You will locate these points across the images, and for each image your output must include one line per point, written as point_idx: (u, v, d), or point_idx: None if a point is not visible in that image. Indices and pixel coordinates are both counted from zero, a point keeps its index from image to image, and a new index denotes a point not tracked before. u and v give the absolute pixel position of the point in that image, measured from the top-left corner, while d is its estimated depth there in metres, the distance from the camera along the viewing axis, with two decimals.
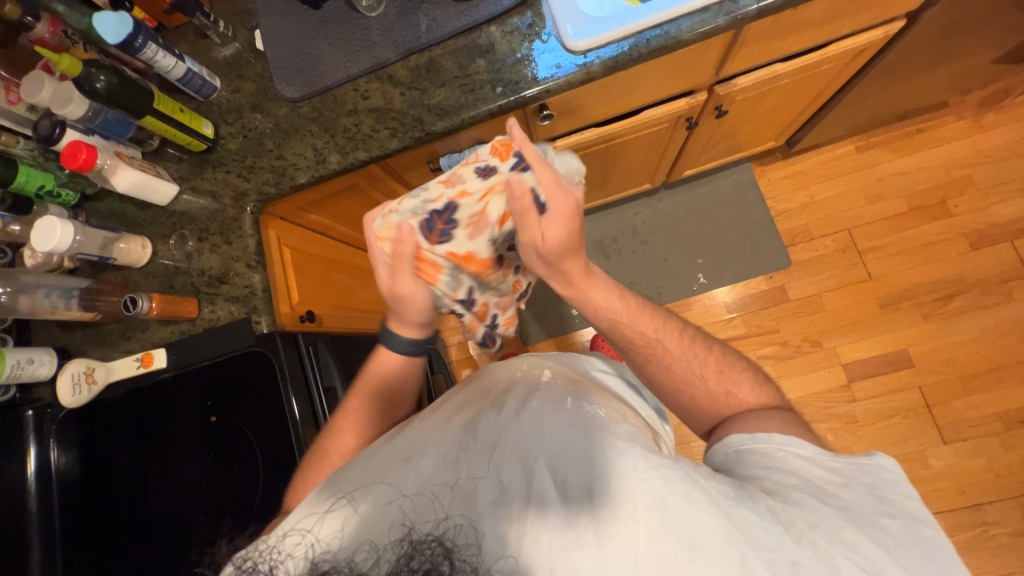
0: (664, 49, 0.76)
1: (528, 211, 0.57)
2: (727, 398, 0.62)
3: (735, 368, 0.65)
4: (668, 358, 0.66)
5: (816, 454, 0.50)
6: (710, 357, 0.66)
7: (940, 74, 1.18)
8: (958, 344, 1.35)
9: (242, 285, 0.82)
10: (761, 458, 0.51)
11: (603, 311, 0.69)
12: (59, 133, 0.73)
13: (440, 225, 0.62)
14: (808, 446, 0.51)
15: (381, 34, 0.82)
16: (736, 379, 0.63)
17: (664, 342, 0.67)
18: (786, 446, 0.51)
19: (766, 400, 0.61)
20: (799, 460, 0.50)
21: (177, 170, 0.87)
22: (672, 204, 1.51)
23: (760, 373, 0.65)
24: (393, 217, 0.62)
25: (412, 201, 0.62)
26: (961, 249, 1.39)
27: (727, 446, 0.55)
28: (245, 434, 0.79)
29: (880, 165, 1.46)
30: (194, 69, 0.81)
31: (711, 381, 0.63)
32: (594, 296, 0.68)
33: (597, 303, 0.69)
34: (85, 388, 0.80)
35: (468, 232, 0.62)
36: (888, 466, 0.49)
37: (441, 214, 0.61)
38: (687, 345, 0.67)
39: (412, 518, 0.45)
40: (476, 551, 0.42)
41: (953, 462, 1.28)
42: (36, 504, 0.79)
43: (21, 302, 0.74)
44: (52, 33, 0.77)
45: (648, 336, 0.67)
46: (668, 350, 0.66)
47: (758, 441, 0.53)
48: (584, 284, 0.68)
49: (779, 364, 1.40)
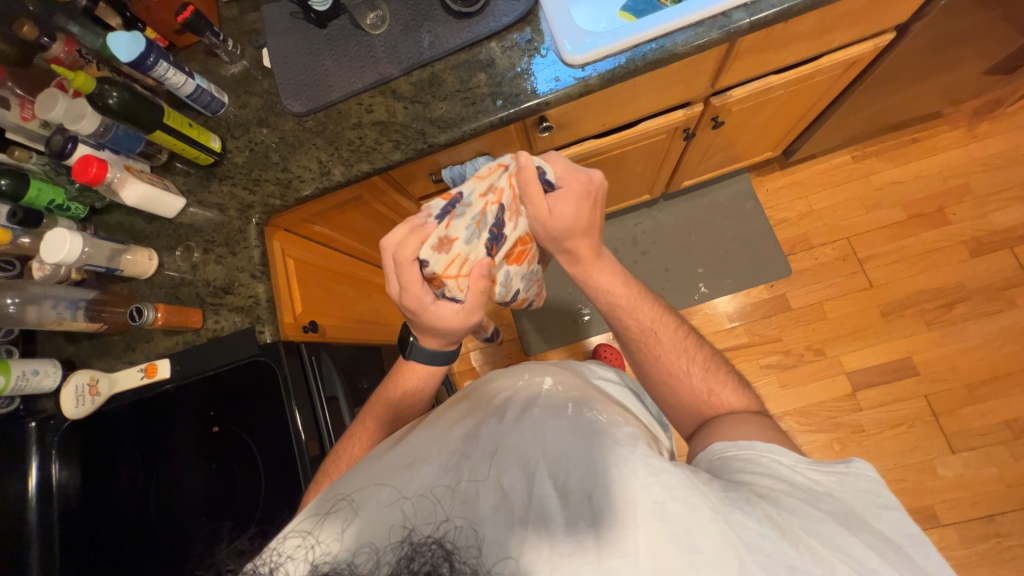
0: (659, 62, 0.78)
1: (531, 183, 0.62)
2: (710, 397, 0.64)
3: (721, 371, 0.66)
4: (658, 347, 0.68)
5: (798, 462, 0.51)
6: (698, 355, 0.68)
7: (933, 85, 1.20)
8: (963, 352, 1.34)
9: (246, 296, 0.83)
10: (745, 464, 0.52)
11: (603, 293, 0.73)
12: (71, 148, 0.75)
13: (497, 234, 0.67)
14: (789, 453, 0.52)
15: (385, 50, 0.84)
16: (721, 381, 0.65)
17: (657, 333, 0.70)
18: (768, 452, 0.52)
19: (747, 405, 0.62)
20: (782, 466, 0.51)
21: (185, 183, 0.89)
22: (672, 214, 1.53)
23: (742, 380, 0.66)
24: (456, 247, 0.63)
25: (467, 226, 0.64)
26: (961, 256, 1.40)
27: (710, 455, 0.56)
28: (246, 440, 0.82)
29: (877, 175, 1.48)
30: (203, 85, 0.84)
31: (696, 378, 0.65)
32: (599, 278, 0.72)
33: (600, 283, 0.72)
34: (88, 399, 0.79)
35: (517, 224, 0.68)
36: (866, 471, 0.50)
37: (497, 226, 0.66)
38: (680, 339, 0.69)
39: (413, 520, 0.45)
40: (476, 553, 0.42)
41: (962, 471, 1.26)
42: (34, 525, 0.78)
43: (29, 313, 0.75)
44: (66, 53, 0.79)
45: (642, 325, 0.70)
46: (660, 340, 0.69)
47: (741, 448, 0.54)
48: (591, 265, 0.72)
49: (783, 373, 1.39)
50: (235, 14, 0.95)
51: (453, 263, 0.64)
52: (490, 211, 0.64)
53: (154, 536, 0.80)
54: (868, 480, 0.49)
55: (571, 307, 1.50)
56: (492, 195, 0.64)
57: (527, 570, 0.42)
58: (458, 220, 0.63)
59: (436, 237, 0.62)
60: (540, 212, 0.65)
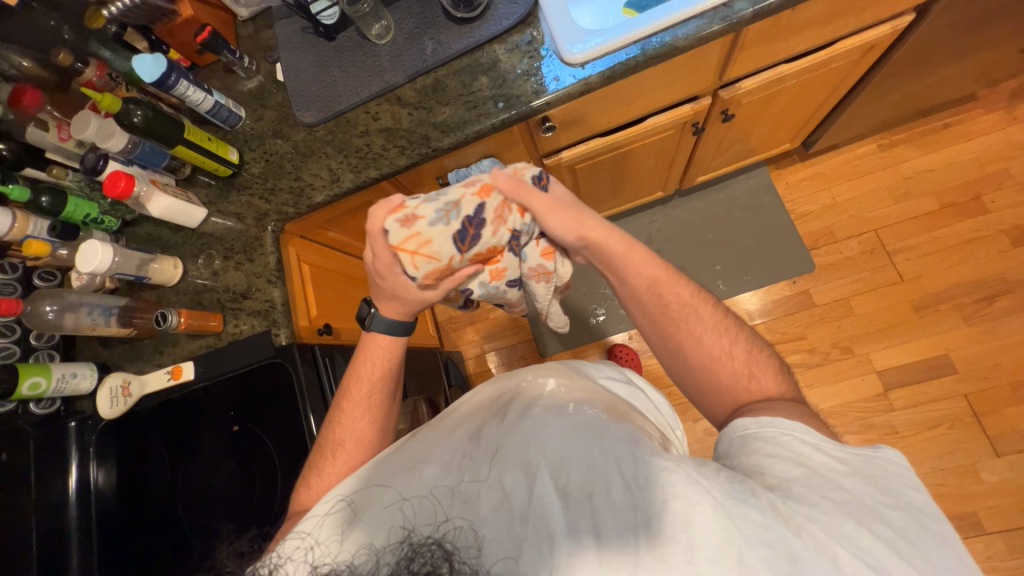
0: (661, 57, 0.77)
1: (523, 186, 0.64)
2: (750, 380, 0.60)
3: (762, 354, 0.63)
4: (700, 328, 0.63)
5: (821, 441, 0.49)
6: (740, 336, 0.63)
7: (964, 67, 1.14)
8: (1007, 348, 1.26)
9: (263, 300, 0.87)
10: (764, 446, 0.50)
11: (637, 269, 0.66)
12: (102, 164, 0.80)
13: (471, 231, 0.63)
14: (813, 432, 0.49)
15: (390, 59, 0.87)
16: (762, 365, 0.61)
17: (698, 309, 0.64)
18: (790, 431, 0.50)
19: (783, 392, 0.59)
20: (804, 445, 0.49)
21: (206, 195, 0.93)
22: (687, 211, 1.50)
23: (782, 364, 0.63)
24: (419, 224, 0.62)
25: (435, 210, 0.62)
26: (1001, 246, 1.31)
27: (731, 432, 0.54)
28: (263, 442, 0.85)
29: (907, 163, 1.41)
30: (221, 101, 0.88)
31: (738, 361, 0.61)
32: (634, 254, 0.66)
33: (633, 258, 0.66)
34: (122, 400, 0.84)
35: (497, 225, 0.64)
36: (894, 458, 0.48)
37: (470, 220, 0.63)
38: (721, 319, 0.64)
39: (413, 520, 0.46)
40: (476, 553, 0.43)
41: (1009, 476, 1.18)
42: (73, 520, 0.82)
43: (66, 319, 0.81)
44: (98, 76, 0.86)
45: (684, 301, 0.65)
46: (702, 319, 0.64)
47: (762, 426, 0.52)
48: (620, 237, 0.66)
49: (808, 372, 1.34)
50: (251, 32, 0.99)
51: (412, 239, 0.62)
52: (466, 202, 0.63)
53: (188, 538, 0.85)
54: (889, 466, 0.47)
55: (585, 307, 1.48)
56: (470, 188, 0.64)
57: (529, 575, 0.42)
58: (428, 204, 0.63)
59: (400, 214, 0.62)
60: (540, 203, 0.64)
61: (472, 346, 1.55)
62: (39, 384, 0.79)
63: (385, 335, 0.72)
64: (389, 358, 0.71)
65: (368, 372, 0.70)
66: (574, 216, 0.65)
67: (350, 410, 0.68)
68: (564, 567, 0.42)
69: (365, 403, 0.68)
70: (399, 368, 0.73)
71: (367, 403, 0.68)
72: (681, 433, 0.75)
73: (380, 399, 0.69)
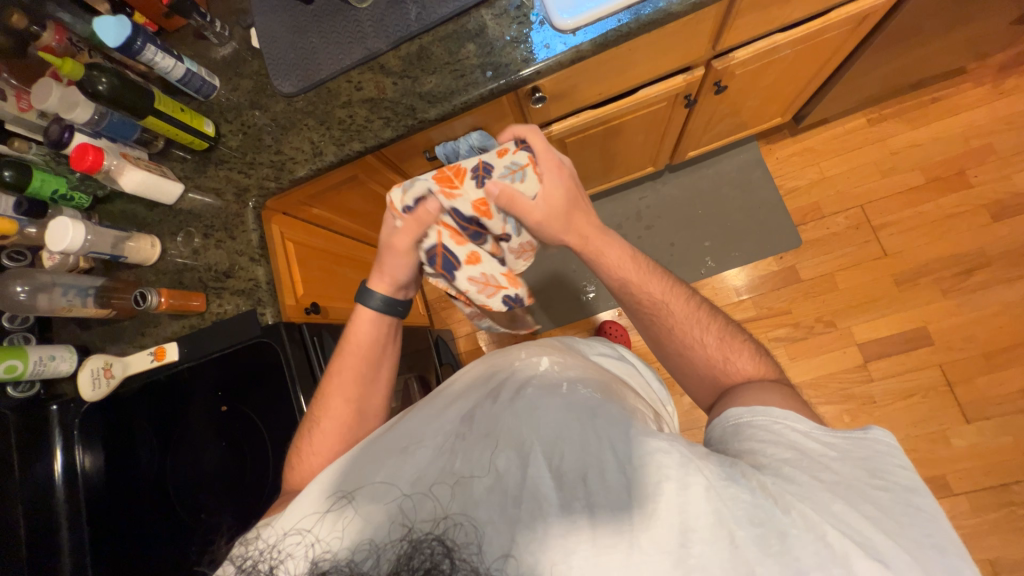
0: (655, 23, 0.74)
1: (515, 197, 0.65)
2: (725, 365, 0.61)
3: (737, 338, 0.64)
4: (672, 319, 0.65)
5: (813, 428, 0.50)
6: (712, 324, 0.64)
7: (954, 39, 1.13)
8: (982, 320, 1.30)
9: (246, 279, 0.85)
10: (759, 433, 0.50)
11: (611, 271, 0.68)
12: (68, 137, 0.75)
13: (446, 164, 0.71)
14: (806, 420, 0.50)
15: (372, 24, 0.82)
16: (737, 348, 0.62)
17: (670, 305, 0.65)
18: (783, 419, 0.51)
19: (764, 373, 0.60)
20: (796, 433, 0.49)
21: (182, 170, 0.89)
22: (677, 186, 1.49)
23: (761, 347, 0.64)
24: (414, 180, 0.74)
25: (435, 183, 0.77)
26: (982, 221, 1.34)
27: (725, 421, 0.55)
28: (252, 421, 0.84)
29: (895, 138, 1.41)
30: (193, 69, 0.83)
31: (711, 348, 0.63)
32: (606, 254, 0.68)
33: (605, 259, 0.68)
34: (104, 381, 0.82)
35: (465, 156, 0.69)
36: (884, 438, 0.49)
37: None
38: (693, 309, 0.65)
39: (412, 517, 0.45)
40: (476, 550, 0.42)
41: (977, 441, 1.24)
42: (60, 499, 0.81)
43: (40, 300, 0.78)
44: (57, 41, 0.79)
45: (655, 298, 0.66)
46: (674, 312, 0.65)
47: (756, 415, 0.52)
48: (597, 240, 0.69)
49: (792, 346, 1.37)
50: None
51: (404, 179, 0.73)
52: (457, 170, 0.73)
53: (179, 515, 0.84)
54: (879, 446, 0.48)
55: (576, 283, 1.49)
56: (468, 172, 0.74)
57: (528, 563, 0.42)
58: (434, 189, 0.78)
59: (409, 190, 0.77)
60: (530, 211, 0.65)
61: (463, 324, 1.55)
62: (15, 367, 0.77)
63: (367, 311, 0.72)
64: (374, 333, 0.72)
65: (350, 346, 0.71)
66: (558, 222, 0.67)
67: (331, 389, 0.69)
68: (558, 549, 0.42)
69: (345, 379, 0.69)
70: (386, 347, 0.73)
71: (345, 378, 0.69)
72: (671, 408, 0.76)
73: (360, 374, 0.70)
